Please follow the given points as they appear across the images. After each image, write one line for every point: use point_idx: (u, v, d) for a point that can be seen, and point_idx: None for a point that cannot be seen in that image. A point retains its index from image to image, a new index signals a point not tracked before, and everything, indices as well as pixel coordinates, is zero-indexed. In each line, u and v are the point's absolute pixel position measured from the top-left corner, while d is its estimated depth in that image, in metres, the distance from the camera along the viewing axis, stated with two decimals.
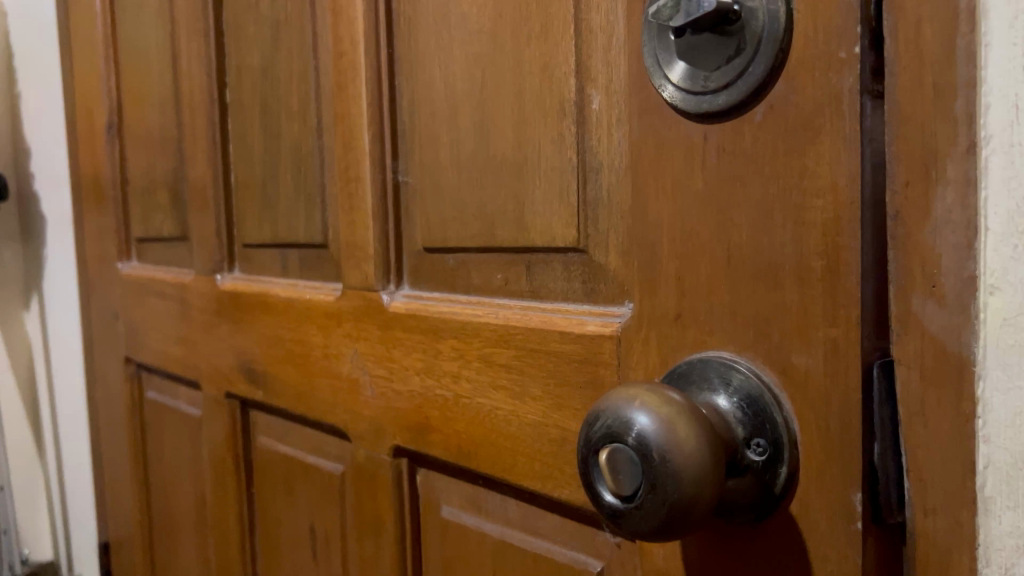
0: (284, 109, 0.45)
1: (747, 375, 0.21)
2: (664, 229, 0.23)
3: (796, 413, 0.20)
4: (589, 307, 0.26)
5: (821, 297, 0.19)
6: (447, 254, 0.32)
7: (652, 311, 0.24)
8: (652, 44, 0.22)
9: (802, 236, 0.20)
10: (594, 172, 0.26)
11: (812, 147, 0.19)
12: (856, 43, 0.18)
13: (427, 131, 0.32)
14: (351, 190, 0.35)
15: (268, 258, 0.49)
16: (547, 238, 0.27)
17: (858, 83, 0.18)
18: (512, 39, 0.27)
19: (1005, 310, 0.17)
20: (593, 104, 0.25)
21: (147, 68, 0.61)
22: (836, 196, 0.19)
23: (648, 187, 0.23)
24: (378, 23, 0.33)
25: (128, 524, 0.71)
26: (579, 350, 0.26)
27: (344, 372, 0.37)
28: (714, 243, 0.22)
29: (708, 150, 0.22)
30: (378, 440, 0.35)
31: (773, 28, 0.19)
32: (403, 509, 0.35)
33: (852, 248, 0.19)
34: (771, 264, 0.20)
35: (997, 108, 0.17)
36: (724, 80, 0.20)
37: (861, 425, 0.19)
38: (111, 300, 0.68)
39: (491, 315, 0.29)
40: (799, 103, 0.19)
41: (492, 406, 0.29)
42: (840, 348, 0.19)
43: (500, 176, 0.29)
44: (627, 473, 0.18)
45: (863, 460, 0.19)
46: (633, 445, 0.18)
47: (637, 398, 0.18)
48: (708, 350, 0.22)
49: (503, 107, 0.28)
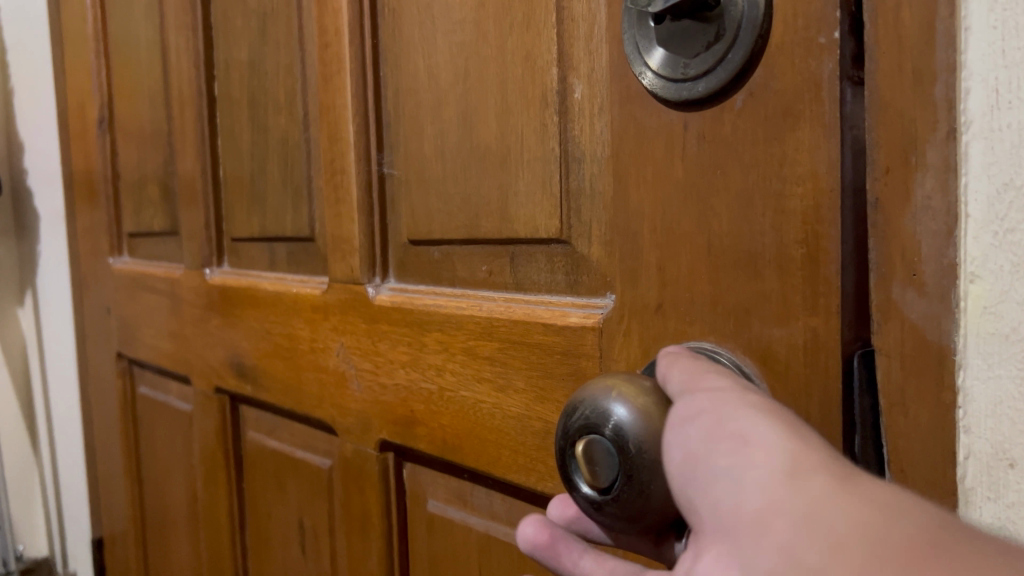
0: (272, 100, 0.44)
1: (728, 366, 0.21)
2: (645, 220, 0.23)
3: (775, 404, 0.20)
4: (572, 299, 0.26)
5: (801, 287, 0.19)
6: (432, 247, 0.32)
7: (634, 302, 0.24)
8: (632, 32, 0.22)
9: (782, 225, 0.20)
10: (577, 162, 0.25)
11: (791, 134, 0.19)
12: (836, 28, 0.18)
13: (412, 121, 0.31)
14: (336, 181, 0.35)
15: (257, 252, 0.49)
16: (530, 229, 0.27)
17: (838, 68, 0.18)
18: (494, 29, 0.27)
19: (985, 298, 0.17)
20: (576, 93, 0.25)
21: (137, 62, 0.60)
22: (816, 183, 0.19)
23: (631, 176, 0.23)
24: (363, 14, 0.33)
25: (122, 521, 0.71)
26: (562, 343, 0.26)
27: (331, 366, 0.36)
28: (695, 232, 0.22)
29: (688, 139, 0.21)
30: (365, 434, 0.35)
31: (752, 14, 0.19)
32: (389, 504, 0.35)
33: (832, 235, 0.19)
34: (751, 254, 0.20)
35: (977, 92, 0.17)
36: (704, 67, 0.20)
37: (842, 416, 0.19)
38: (103, 296, 0.68)
39: (474, 308, 0.29)
40: (779, 90, 0.19)
41: (477, 398, 0.29)
42: (821, 337, 0.19)
43: (483, 166, 0.28)
44: (604, 464, 0.18)
45: (843, 450, 0.19)
46: (611, 436, 0.18)
47: (614, 389, 0.18)
48: (689, 341, 0.22)
49: (487, 98, 0.28)
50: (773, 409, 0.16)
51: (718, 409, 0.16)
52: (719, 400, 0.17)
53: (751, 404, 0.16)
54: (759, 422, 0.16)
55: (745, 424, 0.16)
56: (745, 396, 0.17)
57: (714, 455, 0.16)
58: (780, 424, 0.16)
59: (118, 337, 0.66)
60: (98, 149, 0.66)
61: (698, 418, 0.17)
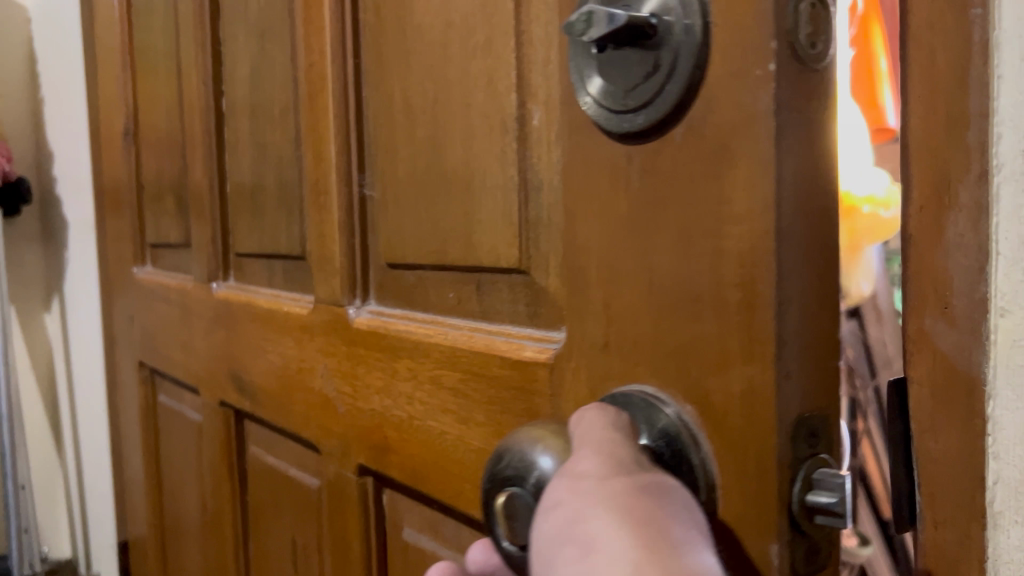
0: (270, 114, 0.44)
1: (672, 417, 0.20)
2: (594, 255, 0.22)
3: (715, 454, 0.19)
4: (531, 331, 0.26)
5: (737, 332, 0.19)
6: (407, 271, 0.31)
7: (583, 339, 0.23)
8: (576, 60, 0.21)
9: (720, 266, 0.19)
10: (536, 191, 0.25)
11: (729, 171, 0.18)
12: (772, 60, 0.17)
13: (387, 143, 0.31)
14: (320, 202, 0.35)
15: (257, 267, 0.49)
16: (492, 257, 0.27)
17: (774, 101, 0.17)
18: (459, 51, 0.27)
19: (1014, 333, 0.20)
20: (534, 119, 0.25)
21: (158, 74, 0.60)
22: (751, 223, 0.18)
23: (581, 209, 0.23)
24: (345, 31, 0.33)
25: (141, 523, 0.71)
26: (518, 377, 0.25)
27: (315, 387, 0.36)
28: (639, 270, 0.21)
29: (631, 173, 0.21)
30: (346, 458, 0.35)
31: (689, 43, 0.18)
32: (368, 530, 0.34)
33: (767, 278, 0.18)
34: (692, 294, 0.20)
35: (1009, 137, 0.20)
36: (642, 99, 0.20)
37: (778, 472, 0.18)
38: (127, 304, 0.68)
39: (441, 337, 0.29)
40: (716, 122, 0.18)
41: (441, 429, 0.29)
42: (756, 385, 0.18)
43: (449, 191, 0.28)
44: (524, 519, 0.19)
45: (782, 507, 0.18)
46: (531, 490, 0.19)
47: (541, 441, 0.19)
48: (633, 384, 0.22)
49: (453, 123, 0.27)
50: (633, 511, 0.15)
51: (575, 503, 0.16)
52: (581, 490, 0.16)
53: (606, 496, 0.16)
54: (608, 528, 0.15)
55: (592, 526, 0.15)
56: (607, 484, 0.16)
57: (563, 557, 0.16)
58: (626, 524, 0.15)
59: (139, 344, 0.67)
60: (123, 157, 0.67)
61: (556, 511, 0.16)
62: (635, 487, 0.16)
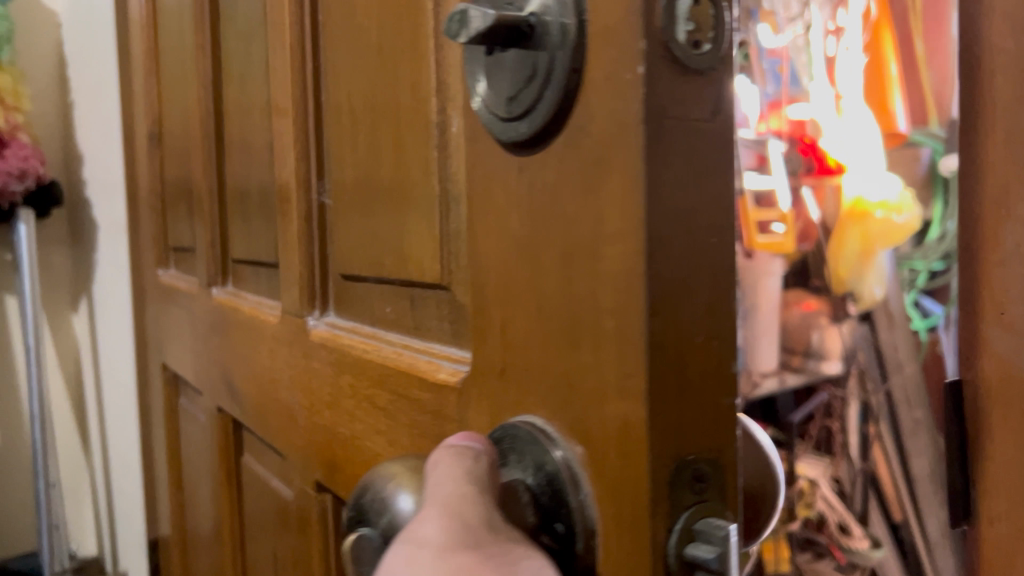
0: (255, 117, 0.43)
1: (561, 461, 0.19)
2: (493, 274, 0.22)
3: (593, 500, 0.18)
4: (452, 351, 0.25)
5: (612, 359, 0.18)
6: (357, 282, 0.31)
7: (485, 363, 0.23)
8: (468, 61, 0.20)
9: (597, 289, 0.18)
10: (454, 201, 0.24)
11: (604, 184, 0.17)
12: (641, 61, 0.16)
13: (336, 149, 0.31)
14: (285, 208, 0.34)
15: (248, 273, 0.48)
16: (419, 271, 0.26)
17: (645, 108, 0.16)
18: (391, 51, 0.26)
19: None
20: (452, 125, 0.24)
21: (175, 77, 0.60)
22: (625, 242, 0.17)
23: (482, 225, 0.22)
24: (305, 32, 0.32)
25: (167, 525, 0.71)
26: (435, 398, 0.25)
27: (282, 399, 0.36)
28: (530, 292, 0.20)
29: (522, 184, 0.20)
30: (306, 473, 0.34)
31: (563, 44, 0.17)
32: (326, 547, 0.34)
33: (640, 303, 0.17)
34: (575, 317, 0.19)
35: None
36: (524, 105, 0.19)
37: (649, 523, 0.17)
38: (155, 306, 0.68)
39: (376, 353, 0.28)
40: (592, 131, 0.17)
41: (376, 449, 0.28)
42: (630, 427, 0.17)
43: (385, 200, 0.27)
44: (368, 553, 0.21)
45: (657, 562, 0.17)
46: (382, 527, 0.21)
47: (395, 478, 0.21)
48: (524, 416, 0.21)
49: (388, 128, 0.27)
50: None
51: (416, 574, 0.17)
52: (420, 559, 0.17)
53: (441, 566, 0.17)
54: None
55: None
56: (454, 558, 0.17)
57: None
58: None
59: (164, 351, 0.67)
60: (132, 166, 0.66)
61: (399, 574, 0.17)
62: (475, 559, 0.17)
